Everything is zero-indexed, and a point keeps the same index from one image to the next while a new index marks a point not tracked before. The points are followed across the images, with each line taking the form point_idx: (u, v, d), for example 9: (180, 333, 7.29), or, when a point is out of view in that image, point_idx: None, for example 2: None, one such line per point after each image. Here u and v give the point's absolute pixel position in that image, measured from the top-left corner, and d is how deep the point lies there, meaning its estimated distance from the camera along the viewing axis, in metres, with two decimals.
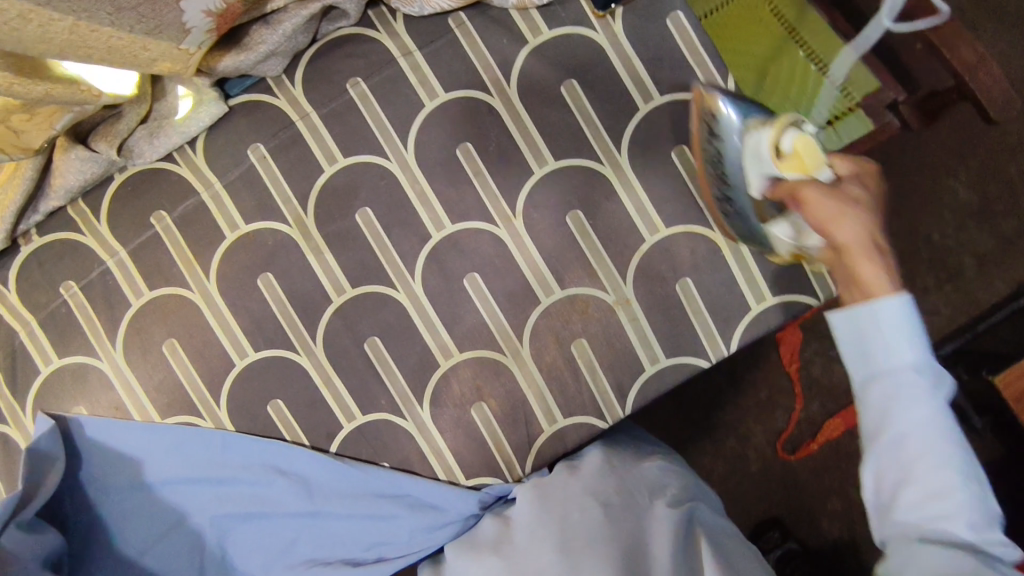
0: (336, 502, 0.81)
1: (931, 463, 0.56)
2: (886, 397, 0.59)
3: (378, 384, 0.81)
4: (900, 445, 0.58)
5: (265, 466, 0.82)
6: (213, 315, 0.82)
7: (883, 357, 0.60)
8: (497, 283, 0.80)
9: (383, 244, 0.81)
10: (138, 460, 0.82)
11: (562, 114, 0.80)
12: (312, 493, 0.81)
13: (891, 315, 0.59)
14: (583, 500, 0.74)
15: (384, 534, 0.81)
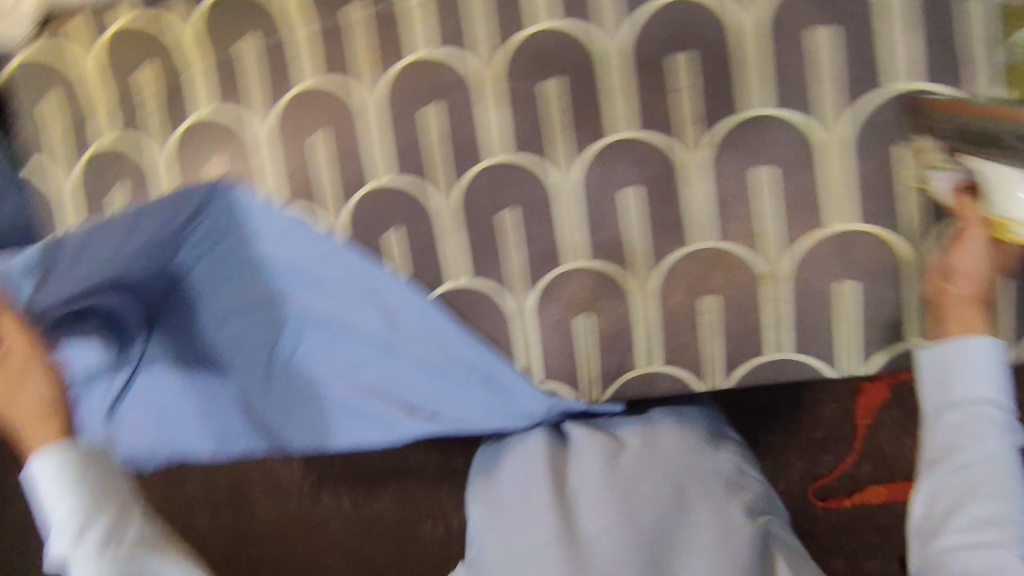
0: (425, 351, 0.81)
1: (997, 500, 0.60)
2: (964, 424, 0.64)
3: (498, 255, 0.79)
4: (965, 471, 0.62)
5: (362, 287, 0.81)
6: (368, 126, 0.78)
7: (966, 387, 0.64)
8: (656, 207, 0.75)
9: (561, 122, 0.76)
10: (245, 229, 0.81)
11: (805, 61, 0.70)
12: (395, 329, 0.81)
13: (982, 354, 0.64)
14: (660, 479, 0.74)
15: (449, 397, 0.82)
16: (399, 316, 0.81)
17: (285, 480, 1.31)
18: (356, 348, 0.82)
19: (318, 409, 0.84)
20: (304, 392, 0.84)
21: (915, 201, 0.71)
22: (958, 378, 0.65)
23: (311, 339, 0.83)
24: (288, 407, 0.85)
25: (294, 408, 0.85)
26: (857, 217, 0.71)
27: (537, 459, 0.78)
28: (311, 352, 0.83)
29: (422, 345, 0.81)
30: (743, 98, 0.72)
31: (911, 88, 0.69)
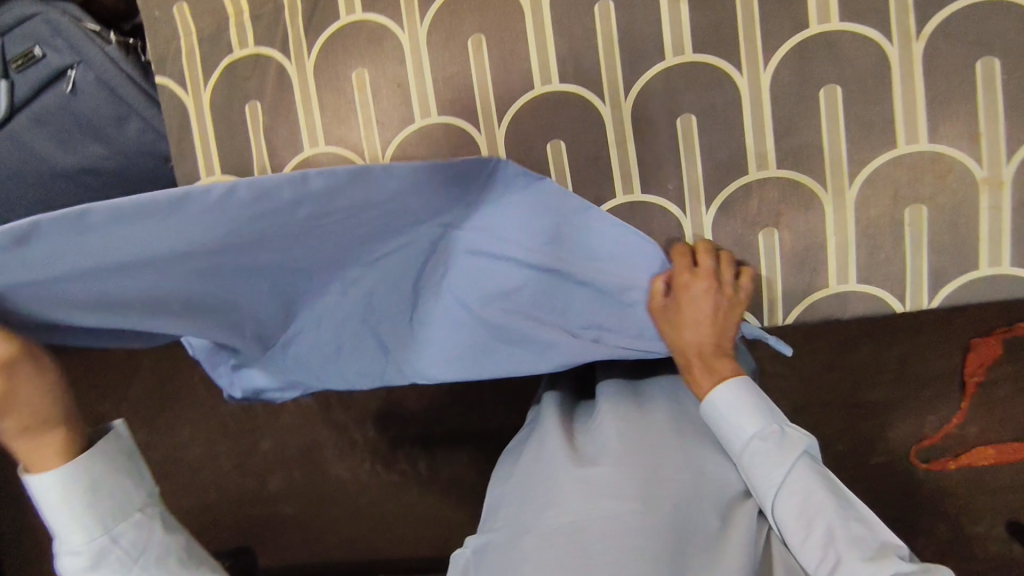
0: (598, 281, 0.72)
1: (791, 478, 0.62)
2: (767, 462, 0.63)
3: (675, 167, 0.73)
4: (788, 486, 0.62)
5: (530, 206, 0.72)
6: (534, 25, 0.73)
7: (736, 438, 0.65)
8: (861, 108, 0.68)
9: (752, 15, 0.69)
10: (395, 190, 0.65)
11: None
12: (557, 244, 0.72)
13: (736, 398, 0.65)
14: (676, 456, 0.65)
15: (619, 321, 0.73)
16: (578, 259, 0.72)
17: (358, 440, 1.21)
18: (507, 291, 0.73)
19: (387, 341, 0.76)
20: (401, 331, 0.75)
21: None
22: (731, 433, 0.65)
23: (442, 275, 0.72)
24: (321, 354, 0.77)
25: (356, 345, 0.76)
26: None
27: (552, 439, 0.69)
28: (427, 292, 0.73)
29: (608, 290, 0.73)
30: None
31: None
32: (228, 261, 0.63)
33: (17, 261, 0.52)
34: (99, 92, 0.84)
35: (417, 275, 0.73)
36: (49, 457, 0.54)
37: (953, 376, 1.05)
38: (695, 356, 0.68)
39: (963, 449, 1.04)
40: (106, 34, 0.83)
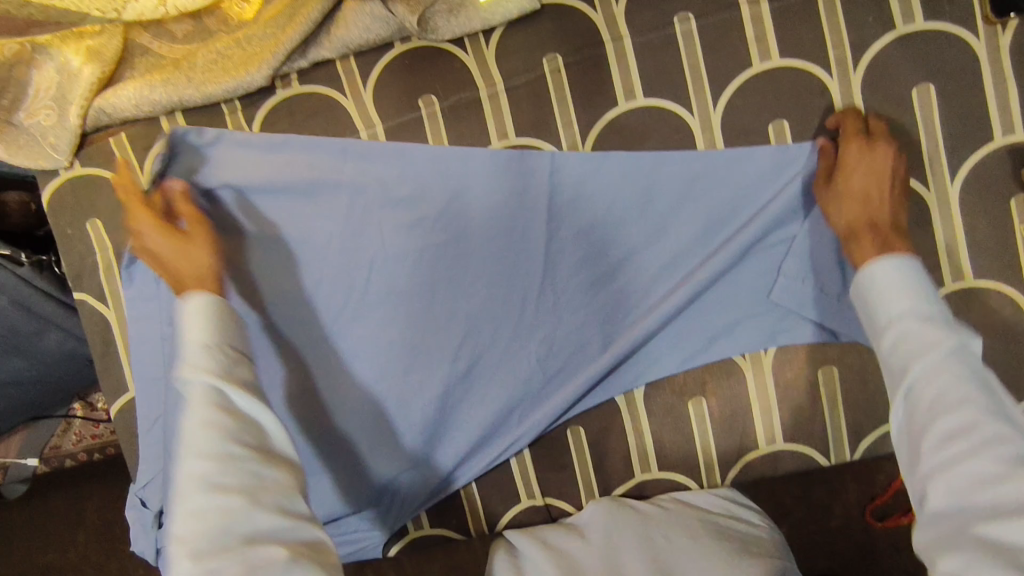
0: (597, 192, 0.73)
1: (950, 379, 0.51)
2: (917, 340, 0.53)
3: (598, 346, 0.75)
4: (919, 382, 0.52)
5: (443, 163, 0.75)
6: (452, 222, 0.75)
7: (888, 307, 0.56)
8: (760, 281, 0.73)
9: (654, 201, 0.72)
10: (292, 234, 0.78)
11: (905, 122, 0.69)
12: (509, 184, 0.74)
13: (898, 273, 0.57)
14: (670, 531, 0.68)
15: (645, 249, 0.73)
16: (701, 315, 0.74)
17: None
18: (614, 307, 0.75)
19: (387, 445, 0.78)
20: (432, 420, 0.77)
21: None
22: (879, 309, 0.58)
23: (534, 243, 0.74)
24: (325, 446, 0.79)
25: (375, 436, 0.78)
26: (976, 274, 0.69)
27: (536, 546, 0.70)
28: (482, 333, 0.76)
29: (750, 314, 0.73)
30: None
31: (1021, 140, 0.67)
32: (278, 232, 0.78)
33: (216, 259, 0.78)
34: (15, 313, 0.83)
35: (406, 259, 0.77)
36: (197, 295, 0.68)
37: None
38: (865, 227, 0.64)
39: None
40: (18, 258, 0.80)
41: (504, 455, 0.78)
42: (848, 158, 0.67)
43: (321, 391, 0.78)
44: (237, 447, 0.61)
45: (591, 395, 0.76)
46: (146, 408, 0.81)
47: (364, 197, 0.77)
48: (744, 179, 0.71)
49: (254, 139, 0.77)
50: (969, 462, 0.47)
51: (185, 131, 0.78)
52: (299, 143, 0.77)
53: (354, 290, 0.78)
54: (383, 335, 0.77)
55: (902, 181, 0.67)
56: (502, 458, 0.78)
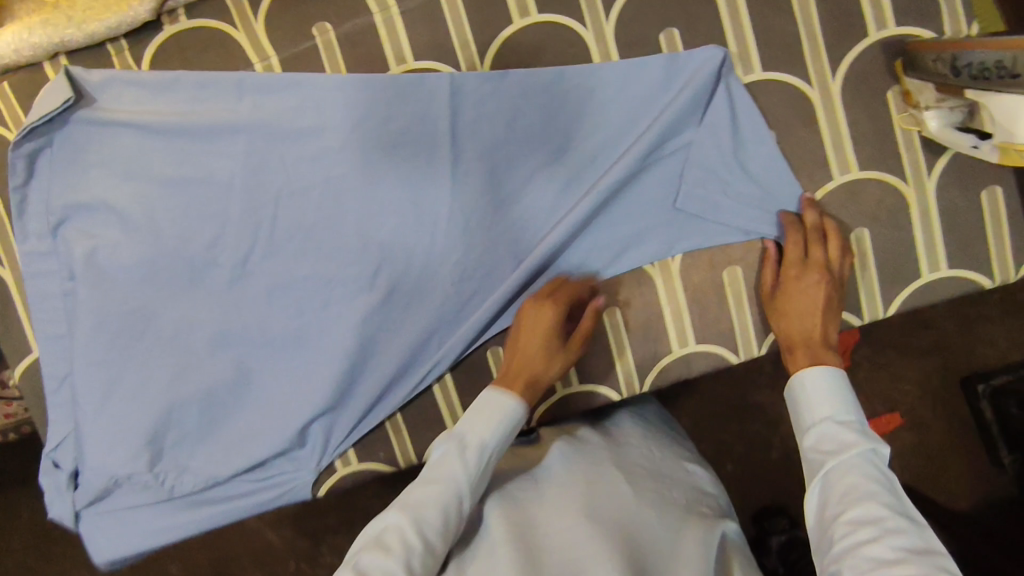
0: (498, 111, 0.74)
1: (857, 468, 0.57)
2: (836, 442, 0.60)
3: (509, 264, 0.76)
4: (831, 478, 0.58)
5: (342, 94, 0.74)
6: (357, 152, 0.75)
7: (812, 411, 0.63)
8: (664, 189, 0.74)
9: (553, 115, 0.74)
10: (198, 177, 0.77)
11: (785, 22, 0.71)
12: (406, 108, 0.74)
13: (826, 380, 0.64)
14: (614, 477, 0.66)
15: (548, 165, 0.75)
16: (607, 228, 0.76)
17: (275, 542, 1.13)
18: (521, 226, 0.76)
19: (306, 381, 0.78)
20: (349, 353, 0.77)
21: (914, 141, 0.72)
22: (809, 410, 0.64)
23: (437, 165, 0.75)
24: (249, 388, 0.80)
25: (296, 372, 0.79)
26: (860, 166, 0.72)
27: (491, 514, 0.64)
28: (394, 261, 0.77)
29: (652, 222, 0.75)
30: (735, 66, 0.72)
31: (891, 34, 0.71)
32: (182, 175, 0.77)
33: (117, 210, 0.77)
34: None
35: (312, 189, 0.76)
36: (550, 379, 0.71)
37: None
38: (800, 343, 0.69)
39: None
40: None
41: (425, 382, 0.78)
42: (790, 283, 0.70)
43: (238, 330, 0.79)
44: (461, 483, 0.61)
45: (505, 316, 0.77)
46: (57, 364, 0.80)
47: (266, 132, 0.76)
48: (638, 89, 0.73)
49: (145, 79, 0.75)
50: (868, 546, 0.51)
51: (72, 70, 0.75)
52: (192, 84, 0.75)
53: (263, 226, 0.77)
54: (296, 271, 0.78)
55: (842, 292, 0.71)
56: (423, 387, 0.79)
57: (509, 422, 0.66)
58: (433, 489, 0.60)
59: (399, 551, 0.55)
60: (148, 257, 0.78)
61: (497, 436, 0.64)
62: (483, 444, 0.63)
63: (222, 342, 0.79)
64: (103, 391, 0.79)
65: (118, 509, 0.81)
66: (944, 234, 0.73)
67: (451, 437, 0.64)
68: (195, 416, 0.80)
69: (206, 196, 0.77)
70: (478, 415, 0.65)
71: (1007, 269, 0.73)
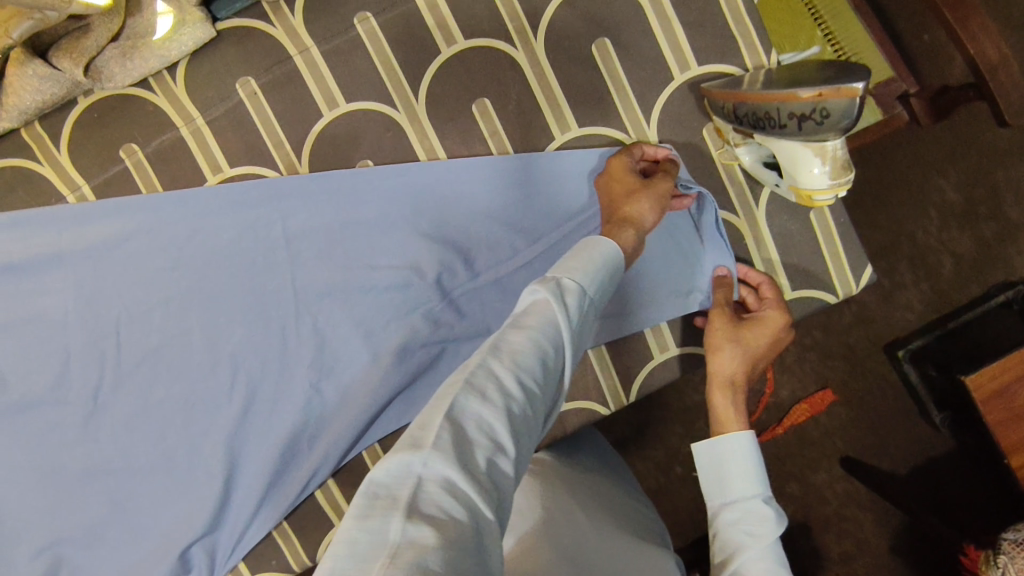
0: (330, 209, 0.73)
1: (767, 561, 0.56)
2: (755, 522, 0.58)
3: (365, 355, 0.75)
4: (746, 563, 0.56)
5: (164, 214, 0.73)
6: (190, 266, 0.74)
7: (735, 487, 0.61)
8: (512, 256, 0.73)
9: (382, 201, 0.73)
10: (29, 315, 0.74)
11: (591, 76, 0.72)
12: (236, 217, 0.73)
13: (752, 455, 0.61)
14: (568, 504, 0.64)
15: (389, 250, 0.73)
16: (470, 303, 0.74)
17: None
18: (369, 316, 0.74)
19: (183, 505, 0.76)
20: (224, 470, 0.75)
21: (737, 174, 0.73)
22: (730, 480, 0.61)
23: (275, 266, 0.74)
24: (125, 521, 0.77)
25: (171, 494, 0.76)
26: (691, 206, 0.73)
27: None
28: (252, 370, 0.75)
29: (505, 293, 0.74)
30: (551, 126, 0.72)
31: (696, 75, 0.72)
32: (14, 315, 0.74)
33: None
34: None
35: (151, 310, 0.74)
36: (648, 209, 0.63)
37: None
38: (740, 383, 0.67)
39: (783, 412, 1.15)
40: None
41: (310, 488, 0.76)
42: (765, 319, 0.69)
43: (101, 464, 0.76)
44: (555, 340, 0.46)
45: (387, 408, 0.76)
46: None
47: (92, 261, 0.73)
48: (466, 170, 0.73)
49: None
50: None
51: None
52: (4, 225, 0.72)
53: (107, 354, 0.75)
54: (150, 395, 0.75)
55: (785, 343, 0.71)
56: (310, 490, 0.76)
57: (607, 262, 0.53)
58: (525, 337, 0.45)
59: (496, 401, 0.42)
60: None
61: (596, 278, 0.52)
62: (580, 288, 0.51)
63: (86, 477, 0.76)
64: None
65: None
66: (782, 259, 0.74)
67: (543, 282, 0.50)
68: (73, 558, 0.77)
69: (44, 336, 0.74)
70: (572, 256, 0.53)
71: (847, 282, 0.75)
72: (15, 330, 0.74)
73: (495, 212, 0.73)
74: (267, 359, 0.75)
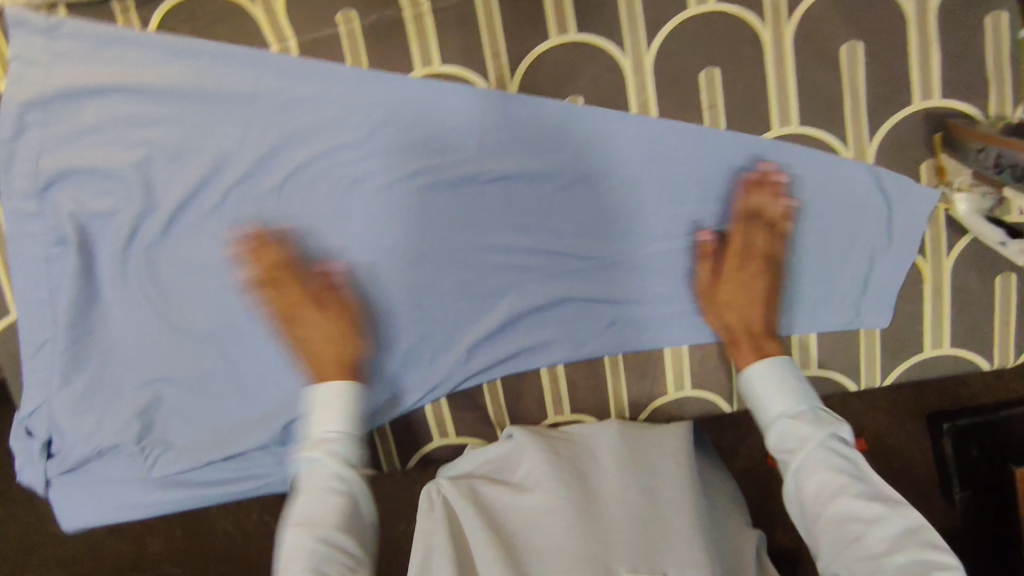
0: (529, 135, 0.72)
1: (825, 466, 0.58)
2: (795, 437, 0.61)
3: (517, 283, 0.76)
4: (806, 474, 0.59)
5: (365, 92, 0.72)
6: (372, 150, 0.73)
7: (768, 409, 0.63)
8: (691, 230, 0.72)
9: (581, 141, 0.71)
10: (201, 152, 0.73)
11: (830, 76, 0.69)
12: (434, 115, 0.72)
13: (777, 375, 0.64)
14: (674, 480, 0.67)
15: (574, 191, 0.73)
16: (636, 267, 0.74)
17: None
18: (531, 257, 0.75)
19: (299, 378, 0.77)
20: None
21: (939, 218, 0.71)
22: (763, 407, 0.64)
23: (456, 175, 0.73)
24: (239, 377, 0.78)
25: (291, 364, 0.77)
26: (887, 237, 0.71)
27: (537, 471, 0.69)
28: (404, 270, 0.75)
29: (670, 267, 0.74)
30: (772, 115, 0.70)
31: (936, 105, 0.69)
32: (185, 147, 0.73)
33: (111, 180, 0.73)
34: None
35: (323, 181, 0.73)
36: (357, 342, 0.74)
37: None
38: (743, 335, 0.69)
39: None
40: None
41: (428, 396, 0.78)
42: (732, 270, 0.70)
43: (231, 318, 0.76)
44: (335, 484, 0.65)
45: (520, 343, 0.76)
46: (34, 330, 0.76)
47: (278, 117, 0.72)
48: (676, 135, 0.70)
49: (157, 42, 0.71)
50: (858, 542, 0.54)
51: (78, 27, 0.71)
52: (206, 55, 0.71)
53: (266, 212, 0.74)
54: (294, 264, 0.75)
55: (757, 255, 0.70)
56: (427, 398, 0.78)
57: (351, 396, 0.70)
58: (305, 495, 0.64)
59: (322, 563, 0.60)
60: (139, 229, 0.74)
61: (348, 419, 0.69)
62: (341, 431, 0.68)
63: (210, 326, 0.76)
64: (87, 363, 0.76)
65: (97, 480, 0.79)
66: (952, 311, 0.72)
67: (313, 446, 0.68)
68: (178, 399, 0.78)
69: (207, 175, 0.73)
70: (318, 403, 0.69)
71: (1008, 352, 0.73)
72: (182, 162, 0.73)
73: (688, 184, 0.72)
74: (423, 265, 0.74)
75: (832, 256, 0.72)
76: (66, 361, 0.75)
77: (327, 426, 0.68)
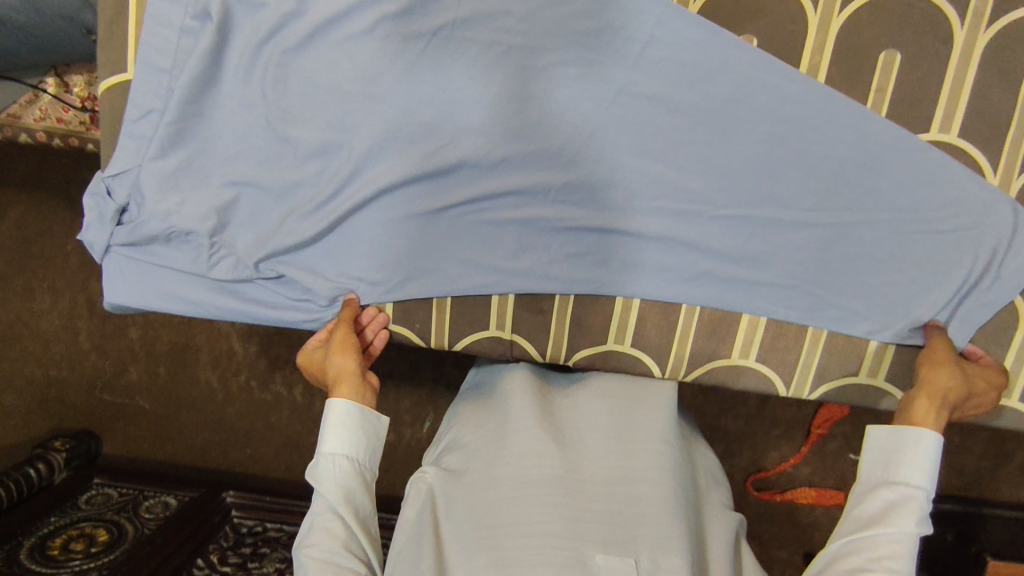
0: (693, 60, 0.71)
1: (900, 550, 0.59)
2: (902, 505, 0.61)
3: (626, 205, 0.74)
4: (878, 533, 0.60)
5: None
6: (535, 25, 0.71)
7: (896, 471, 0.63)
8: (814, 207, 0.71)
9: (742, 83, 0.70)
10: None
11: (1006, 98, 0.68)
12: (607, 11, 0.70)
13: (927, 454, 0.62)
14: (656, 447, 0.67)
15: (715, 131, 0.71)
16: (746, 226, 0.73)
17: None
18: (649, 183, 0.73)
19: (382, 227, 0.77)
20: (442, 220, 0.76)
21: None
22: (896, 463, 0.63)
23: (607, 78, 0.72)
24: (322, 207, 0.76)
25: (381, 211, 0.76)
26: (1002, 275, 0.70)
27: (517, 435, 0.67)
28: (523, 153, 0.74)
29: (781, 236, 0.73)
30: (936, 118, 0.69)
31: None
32: None
33: None
34: None
35: (475, 39, 0.72)
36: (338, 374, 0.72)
37: (802, 424, 1.11)
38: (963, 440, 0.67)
39: (790, 484, 1.13)
40: None
41: (502, 284, 0.77)
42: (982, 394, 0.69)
43: (337, 145, 0.75)
44: (340, 505, 0.64)
45: (609, 262, 0.76)
46: (146, 93, 0.75)
47: None
48: (835, 106, 0.69)
49: None
50: None
51: None
52: None
53: (408, 51, 0.72)
54: (417, 113, 0.73)
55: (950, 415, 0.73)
56: (500, 287, 0.78)
57: (352, 417, 0.67)
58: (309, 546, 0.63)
59: None
60: (280, 28, 0.73)
61: (348, 437, 0.67)
62: (345, 454, 0.66)
63: (314, 146, 0.75)
64: (188, 143, 0.76)
65: (156, 261, 0.79)
66: None
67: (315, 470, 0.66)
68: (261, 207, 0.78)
69: None
70: (327, 426, 0.66)
71: None
72: None
73: (830, 160, 0.70)
74: (543, 156, 0.74)
75: (941, 275, 0.71)
76: (168, 133, 0.75)
77: (328, 446, 0.66)
